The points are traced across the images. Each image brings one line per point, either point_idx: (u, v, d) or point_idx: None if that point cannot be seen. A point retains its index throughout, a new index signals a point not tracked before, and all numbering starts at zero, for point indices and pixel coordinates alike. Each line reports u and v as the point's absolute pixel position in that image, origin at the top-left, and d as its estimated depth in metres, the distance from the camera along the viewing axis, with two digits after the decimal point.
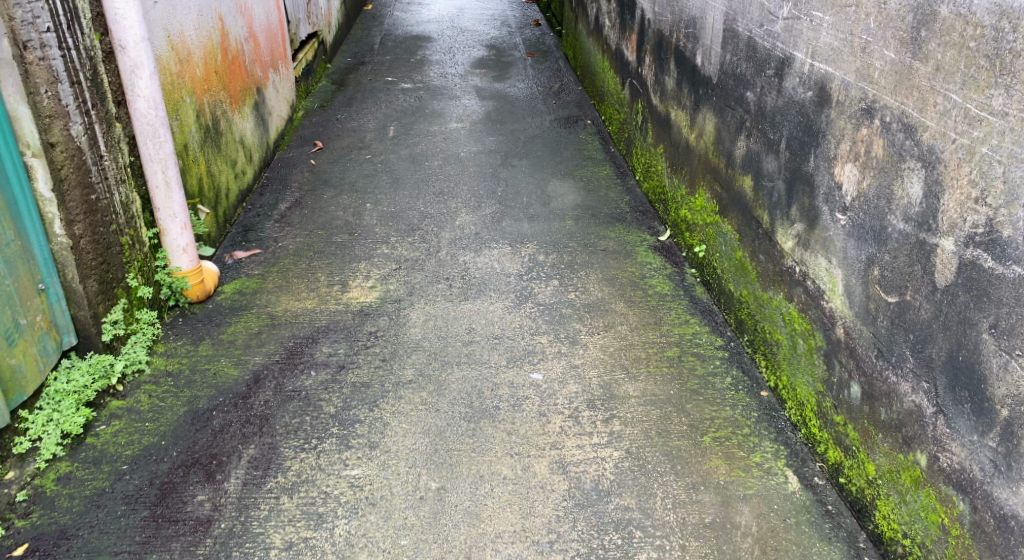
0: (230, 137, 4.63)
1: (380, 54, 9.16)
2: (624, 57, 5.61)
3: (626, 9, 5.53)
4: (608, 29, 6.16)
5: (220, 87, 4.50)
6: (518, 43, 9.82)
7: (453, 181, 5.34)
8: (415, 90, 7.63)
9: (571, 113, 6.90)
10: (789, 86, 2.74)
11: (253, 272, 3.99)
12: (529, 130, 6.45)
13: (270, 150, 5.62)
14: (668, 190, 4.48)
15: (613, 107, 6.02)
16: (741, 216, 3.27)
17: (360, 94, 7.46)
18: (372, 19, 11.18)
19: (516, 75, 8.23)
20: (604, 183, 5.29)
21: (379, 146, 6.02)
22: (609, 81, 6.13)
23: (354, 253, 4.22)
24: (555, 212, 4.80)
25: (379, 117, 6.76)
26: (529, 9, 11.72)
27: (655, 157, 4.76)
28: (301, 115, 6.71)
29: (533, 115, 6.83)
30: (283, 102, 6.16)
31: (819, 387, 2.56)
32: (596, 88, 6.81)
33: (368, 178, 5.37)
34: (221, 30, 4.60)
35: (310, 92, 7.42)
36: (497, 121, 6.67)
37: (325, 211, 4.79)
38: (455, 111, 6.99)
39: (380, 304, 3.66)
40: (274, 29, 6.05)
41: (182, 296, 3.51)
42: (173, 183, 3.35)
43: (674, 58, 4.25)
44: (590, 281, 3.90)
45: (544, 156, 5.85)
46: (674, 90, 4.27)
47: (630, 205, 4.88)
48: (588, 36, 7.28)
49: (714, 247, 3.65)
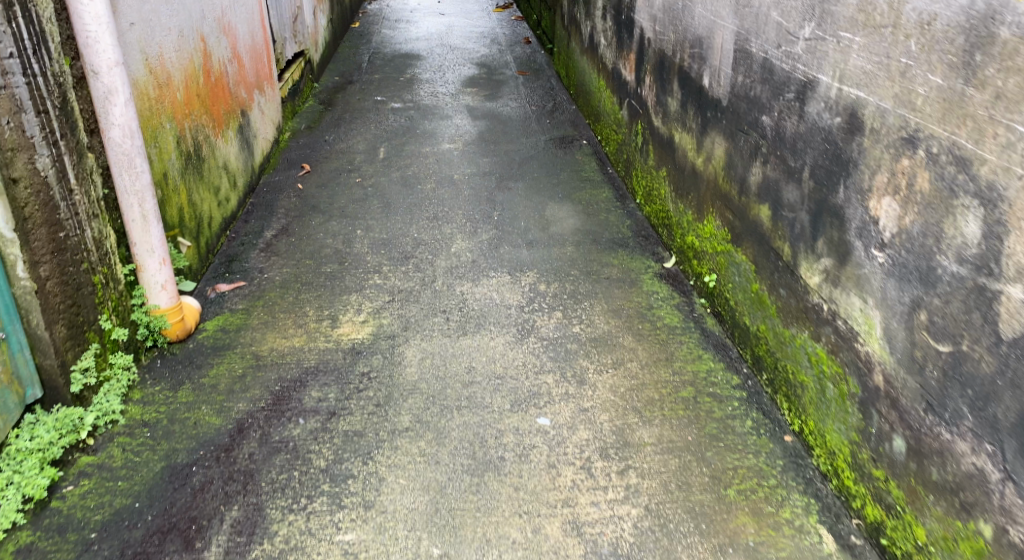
0: (213, 163, 4.42)
1: (369, 72, 8.98)
2: (622, 76, 5.43)
3: (622, 27, 5.36)
4: (604, 48, 5.98)
5: (202, 111, 4.29)
6: (509, 61, 9.66)
7: (447, 205, 5.13)
8: (405, 110, 7.43)
9: (567, 133, 6.71)
10: (812, 111, 2.55)
11: (237, 306, 3.76)
12: (523, 151, 6.26)
13: (255, 174, 5.41)
14: (672, 215, 4.29)
15: (610, 127, 5.84)
16: (757, 247, 3.07)
17: (349, 114, 7.26)
18: (360, 37, 10.99)
19: (508, 94, 8.06)
20: (603, 206, 5.09)
21: (369, 169, 5.82)
22: (606, 100, 5.96)
23: (344, 285, 4.00)
24: (554, 238, 4.60)
25: (369, 138, 6.56)
26: (520, 26, 11.57)
27: (657, 180, 4.58)
28: (288, 137, 6.50)
29: (528, 136, 6.65)
30: (269, 123, 5.96)
31: (853, 437, 2.35)
32: (591, 108, 6.63)
33: (358, 203, 5.16)
34: (203, 51, 4.40)
35: (297, 113, 7.22)
36: (490, 142, 6.48)
37: (314, 239, 4.57)
38: (447, 131, 6.79)
39: (373, 341, 3.44)
40: (259, 48, 5.85)
41: (160, 335, 3.29)
42: (151, 216, 3.13)
43: (678, 79, 4.07)
44: (596, 313, 3.69)
45: (541, 178, 5.66)
46: (678, 112, 4.08)
47: (632, 230, 4.69)
48: (582, 55, 7.11)
49: (727, 277, 3.45)
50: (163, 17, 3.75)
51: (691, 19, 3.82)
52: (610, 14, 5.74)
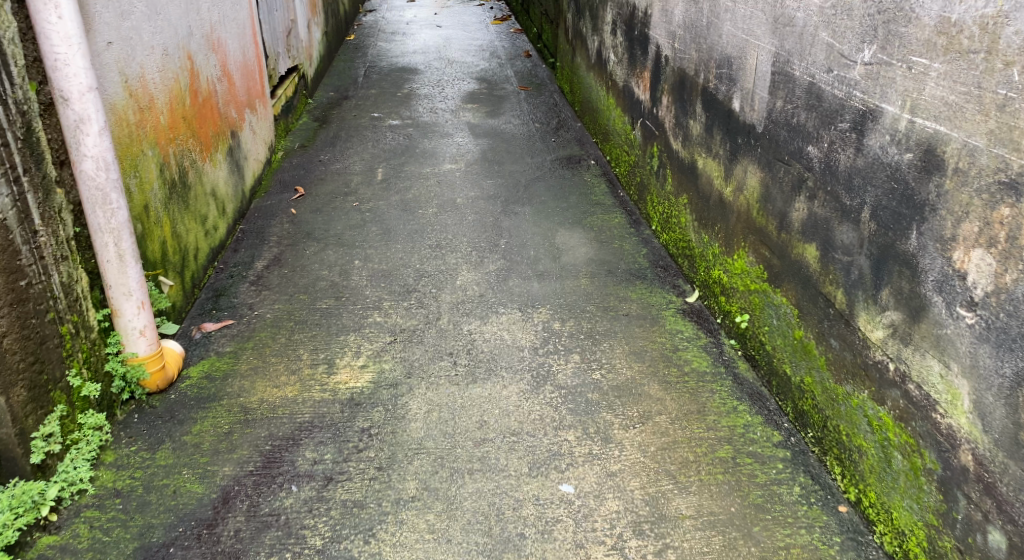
0: (200, 190, 4.12)
1: (365, 87, 8.69)
2: (635, 94, 5.15)
3: (635, 42, 5.08)
4: (614, 64, 5.70)
5: (189, 135, 3.99)
6: (510, 75, 9.38)
7: (451, 232, 4.83)
8: (403, 127, 7.14)
9: (573, 152, 6.43)
10: (873, 144, 2.27)
11: (223, 350, 3.45)
12: (528, 171, 5.97)
13: (246, 198, 5.11)
14: (694, 246, 4.00)
15: (621, 147, 5.56)
16: (800, 290, 2.78)
17: (344, 132, 6.97)
18: (355, 50, 10.70)
19: (510, 110, 7.78)
20: (617, 233, 4.80)
21: (367, 192, 5.52)
22: (616, 119, 5.68)
23: (342, 323, 3.70)
24: (566, 269, 4.29)
25: (366, 158, 6.27)
26: (518, 39, 11.30)
27: (676, 208, 4.29)
28: (281, 157, 6.20)
29: (532, 155, 6.37)
30: (261, 144, 5.67)
31: (932, 521, 2.09)
32: (599, 127, 6.36)
33: (355, 230, 4.86)
34: (190, 70, 4.11)
35: (290, 130, 6.93)
36: (494, 162, 6.19)
37: (308, 271, 4.26)
38: (448, 150, 6.50)
39: (374, 390, 3.13)
40: (251, 65, 5.56)
41: (138, 387, 2.98)
42: (128, 256, 2.82)
43: (701, 100, 3.79)
44: (616, 355, 3.39)
45: (548, 202, 5.36)
46: (702, 135, 3.80)
47: (649, 259, 4.40)
48: (588, 71, 6.83)
49: (762, 319, 3.15)
50: (145, 34, 3.46)
51: (717, 37, 3.53)
52: (620, 29, 5.46)
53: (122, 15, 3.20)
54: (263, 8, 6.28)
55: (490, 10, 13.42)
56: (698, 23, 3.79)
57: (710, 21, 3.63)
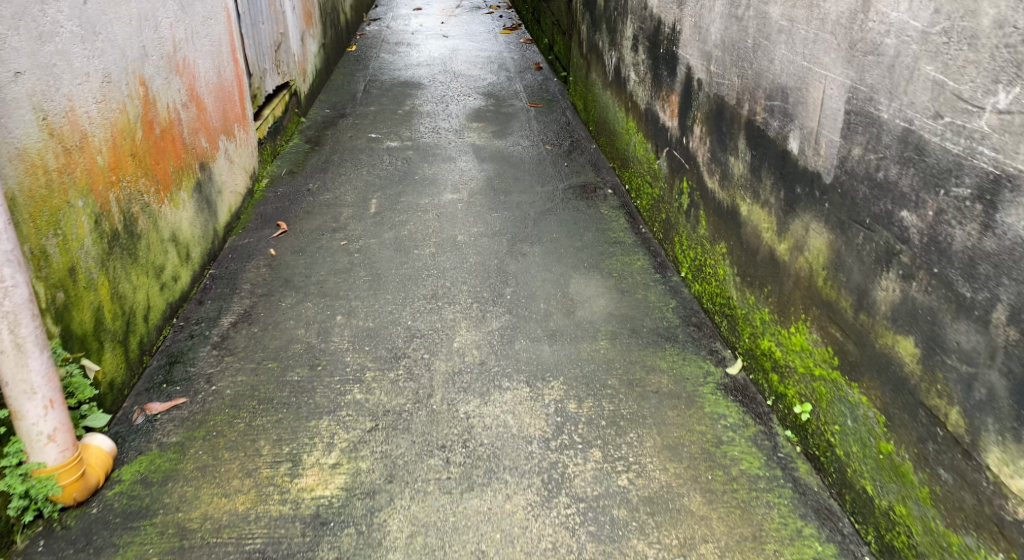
0: (155, 237, 3.55)
1: (365, 104, 8.12)
2: (659, 120, 4.56)
3: (660, 61, 4.49)
4: (635, 84, 5.11)
5: (140, 173, 3.43)
6: (519, 89, 8.80)
7: (450, 278, 4.24)
8: (402, 150, 6.57)
9: (588, 180, 5.83)
10: (1014, 223, 1.76)
11: (168, 441, 2.85)
12: (538, 203, 5.38)
13: (218, 238, 4.52)
14: (735, 305, 3.38)
15: (643, 177, 4.96)
16: (886, 391, 2.18)
17: (338, 155, 6.40)
18: (356, 62, 10.13)
19: (519, 130, 7.20)
20: (639, 280, 4.18)
21: (357, 229, 4.94)
22: (637, 146, 5.09)
23: (314, 402, 3.09)
24: (582, 328, 3.65)
25: (359, 187, 5.69)
26: (529, 50, 10.71)
27: (711, 256, 3.67)
28: (265, 186, 5.63)
29: (543, 183, 5.77)
30: (239, 174, 5.10)
31: None
32: (617, 151, 5.77)
33: (340, 275, 4.27)
34: (144, 97, 3.55)
35: (278, 154, 6.36)
36: (500, 192, 5.60)
37: (282, 332, 3.66)
38: (450, 178, 5.90)
39: (344, 501, 2.56)
40: (228, 86, 5.00)
41: (48, 503, 2.41)
42: (30, 344, 2.23)
43: (745, 135, 3.19)
44: (645, 451, 2.77)
45: (561, 239, 4.76)
46: (746, 177, 3.20)
47: (679, 315, 3.78)
48: (604, 89, 6.25)
49: (832, 416, 2.51)
50: (78, 58, 2.90)
51: (767, 61, 2.93)
52: (642, 46, 4.87)
53: (38, 37, 2.64)
54: (246, 22, 5.71)
55: (499, 19, 12.84)
56: (741, 44, 3.19)
57: (757, 41, 3.03)
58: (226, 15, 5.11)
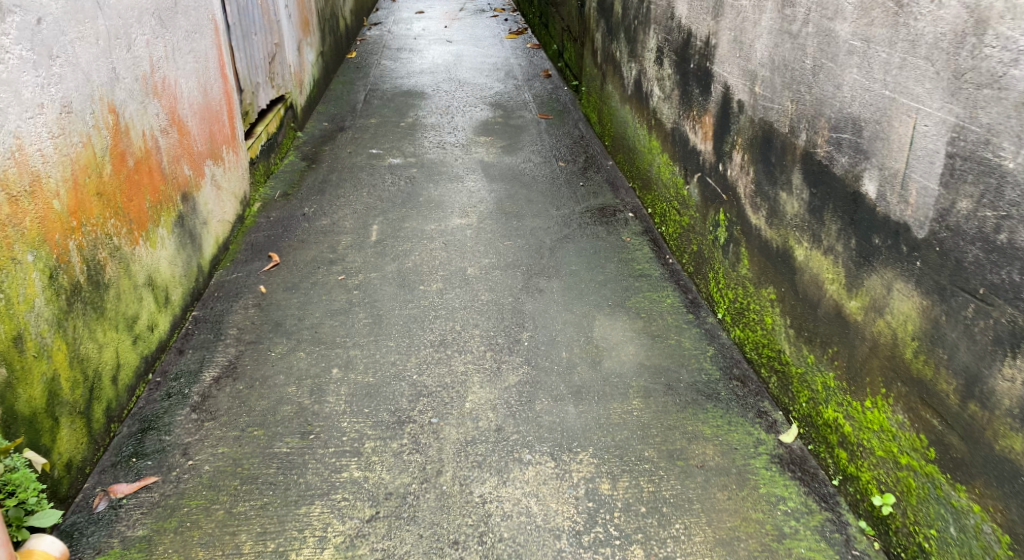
0: (128, 284, 3.15)
1: (365, 116, 7.72)
2: (689, 142, 4.15)
3: (690, 78, 4.09)
4: (659, 100, 4.71)
5: (110, 213, 3.02)
6: (528, 99, 8.40)
7: (459, 319, 3.84)
8: (405, 169, 6.16)
9: (606, 203, 5.43)
10: None
11: (133, 535, 2.51)
12: (553, 229, 4.98)
13: (204, 274, 4.13)
14: (788, 360, 2.95)
15: (669, 204, 4.57)
16: (1012, 507, 1.92)
17: (336, 175, 5.99)
18: (356, 70, 9.72)
19: (529, 145, 6.80)
20: (670, 321, 3.76)
21: (357, 261, 4.53)
22: (663, 168, 4.70)
23: (304, 482, 2.70)
24: (610, 383, 3.22)
25: (359, 211, 5.30)
26: (536, 57, 10.29)
27: (756, 300, 3.25)
28: (257, 211, 5.22)
29: (557, 206, 5.38)
30: (227, 200, 4.69)
31: None
32: (637, 171, 5.37)
33: (337, 317, 3.85)
34: (116, 126, 3.14)
35: (272, 173, 5.95)
36: (511, 217, 5.20)
37: (270, 389, 3.24)
38: (457, 200, 5.49)
39: None
40: (215, 106, 4.59)
41: None
42: None
43: (800, 169, 2.78)
44: (695, 550, 2.43)
45: (579, 271, 4.35)
46: (802, 216, 2.78)
47: (718, 366, 3.35)
48: (622, 103, 5.84)
49: (922, 517, 2.16)
50: (28, 88, 2.51)
51: (832, 87, 2.52)
52: (669, 59, 4.47)
53: None
54: (236, 33, 5.30)
55: (504, 23, 12.41)
56: (795, 64, 2.78)
57: (817, 63, 2.61)
58: (215, 27, 4.70)
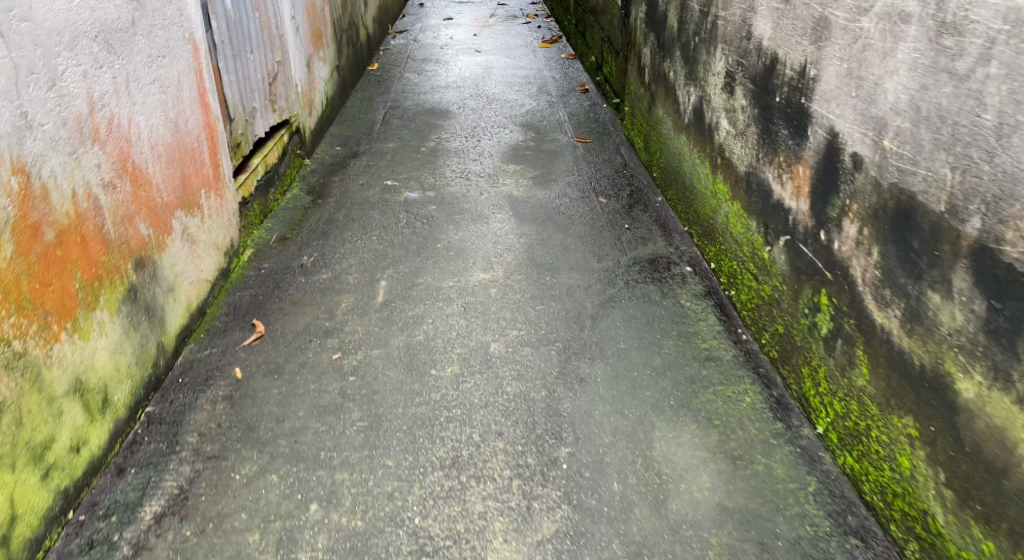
0: (37, 400, 2.41)
1: (382, 139, 6.94)
2: (773, 195, 3.35)
3: (776, 113, 3.29)
4: (729, 136, 3.90)
5: (6, 309, 2.32)
6: (563, 117, 7.59)
7: (480, 419, 3.03)
8: (423, 207, 5.37)
9: (658, 252, 4.59)
10: None
11: None
12: (596, 287, 4.16)
13: (170, 354, 3.37)
14: (940, 532, 2.14)
15: (741, 265, 3.75)
16: None
17: (343, 214, 5.22)
18: (376, 84, 8.95)
19: (565, 176, 5.99)
20: (752, 433, 2.91)
21: (357, 331, 3.74)
22: (733, 220, 3.88)
23: None
24: (679, 540, 2.45)
25: (365, 262, 4.53)
26: (571, 69, 9.47)
27: (882, 427, 2.40)
28: (247, 261, 4.46)
29: (600, 256, 4.56)
30: (206, 255, 3.93)
31: None
32: (696, 216, 4.56)
33: (324, 418, 3.04)
34: (23, 191, 2.43)
35: (270, 213, 5.17)
36: (545, 270, 4.39)
37: (223, 540, 2.48)
38: (482, 247, 4.68)
39: None
40: (191, 142, 3.82)
41: None
42: None
43: (965, 268, 2.02)
44: None
45: (630, 349, 3.51)
46: (975, 336, 2.00)
47: (826, 510, 2.52)
48: (676, 131, 5.03)
49: None
50: None
51: None
52: (743, 87, 3.68)
53: None
54: (228, 52, 4.54)
55: (536, 31, 11.58)
56: (959, 117, 2.02)
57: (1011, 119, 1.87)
58: (195, 48, 3.92)
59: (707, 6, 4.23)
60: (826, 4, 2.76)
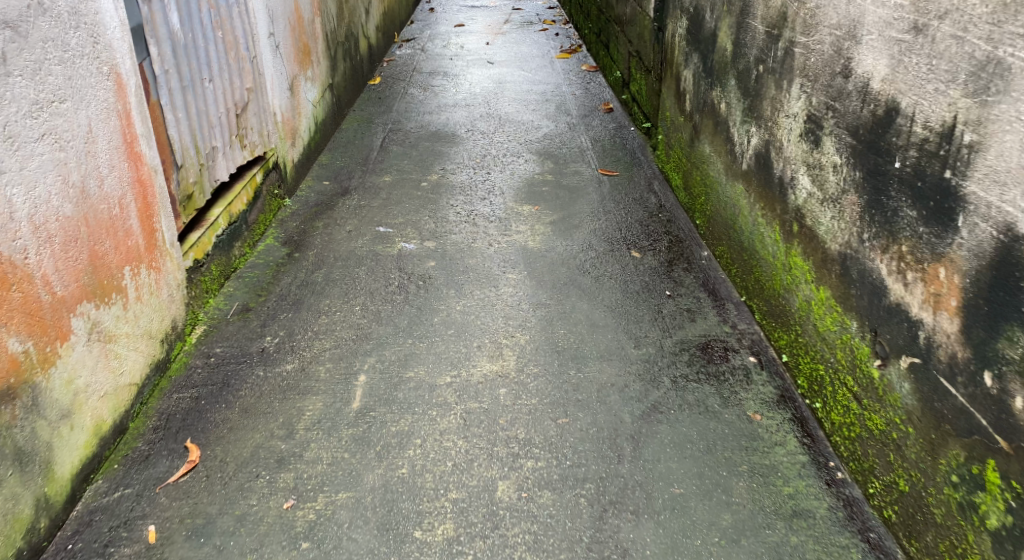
0: None
1: (377, 170, 6.03)
2: (887, 295, 2.44)
3: (894, 183, 2.38)
4: (812, 199, 2.99)
5: None
6: (585, 143, 6.67)
7: None
8: (420, 263, 4.47)
9: (710, 332, 3.66)
10: None
11: None
12: (635, 386, 3.24)
13: (62, 507, 2.54)
14: None
15: (833, 373, 2.84)
16: None
17: (322, 273, 4.32)
18: (376, 102, 8.04)
19: (589, 220, 5.07)
20: None
21: (320, 462, 2.82)
22: (819, 310, 2.96)
23: None
24: None
25: (340, 345, 3.60)
26: (593, 83, 8.55)
27: None
28: (194, 345, 3.57)
29: (638, 336, 3.64)
30: (131, 352, 3.03)
31: None
32: (759, 288, 3.64)
33: None
34: None
35: (233, 273, 4.26)
36: (569, 358, 3.47)
37: None
38: (489, 325, 3.77)
39: None
40: (109, 208, 2.92)
41: None
42: None
43: None
44: None
45: (688, 494, 2.63)
46: None
47: None
48: (728, 176, 4.11)
49: None
50: None
51: None
52: (838, 138, 2.77)
53: None
54: (173, 83, 3.66)
55: (554, 39, 10.65)
56: None
57: None
58: (119, 83, 3.03)
59: (778, 27, 3.33)
60: (1000, 40, 1.92)
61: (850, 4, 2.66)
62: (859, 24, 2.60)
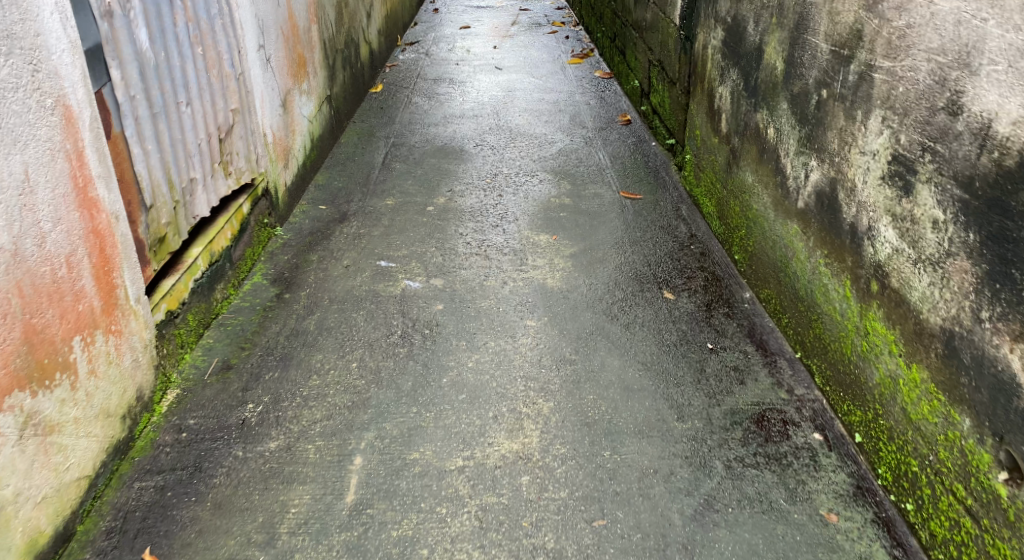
0: None
1: (378, 191, 5.53)
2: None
3: None
4: (899, 256, 2.48)
5: None
6: (603, 160, 6.16)
7: None
8: (426, 306, 3.96)
9: (761, 396, 3.14)
10: None
11: None
12: (681, 471, 2.74)
13: None
14: None
15: (934, 472, 2.34)
16: None
17: (315, 319, 3.81)
18: (377, 112, 7.53)
19: (613, 252, 4.56)
20: None
21: None
22: (909, 391, 2.45)
23: None
24: None
25: (333, 414, 3.10)
26: (608, 92, 8.04)
27: None
28: (165, 414, 3.07)
29: (678, 403, 3.13)
30: (81, 439, 2.54)
31: None
32: (821, 348, 3.13)
33: None
34: None
35: (213, 321, 3.75)
36: (600, 433, 2.96)
37: None
38: (506, 388, 3.27)
39: None
40: (53, 270, 2.43)
41: None
42: None
43: None
44: None
45: None
46: None
47: None
48: (778, 212, 3.59)
49: None
50: None
51: None
52: (942, 190, 2.27)
53: None
54: (142, 110, 3.16)
55: (564, 43, 10.14)
56: None
57: None
58: (70, 117, 2.52)
59: (849, 47, 2.81)
60: None
61: (961, 26, 2.15)
62: (977, 53, 2.09)
